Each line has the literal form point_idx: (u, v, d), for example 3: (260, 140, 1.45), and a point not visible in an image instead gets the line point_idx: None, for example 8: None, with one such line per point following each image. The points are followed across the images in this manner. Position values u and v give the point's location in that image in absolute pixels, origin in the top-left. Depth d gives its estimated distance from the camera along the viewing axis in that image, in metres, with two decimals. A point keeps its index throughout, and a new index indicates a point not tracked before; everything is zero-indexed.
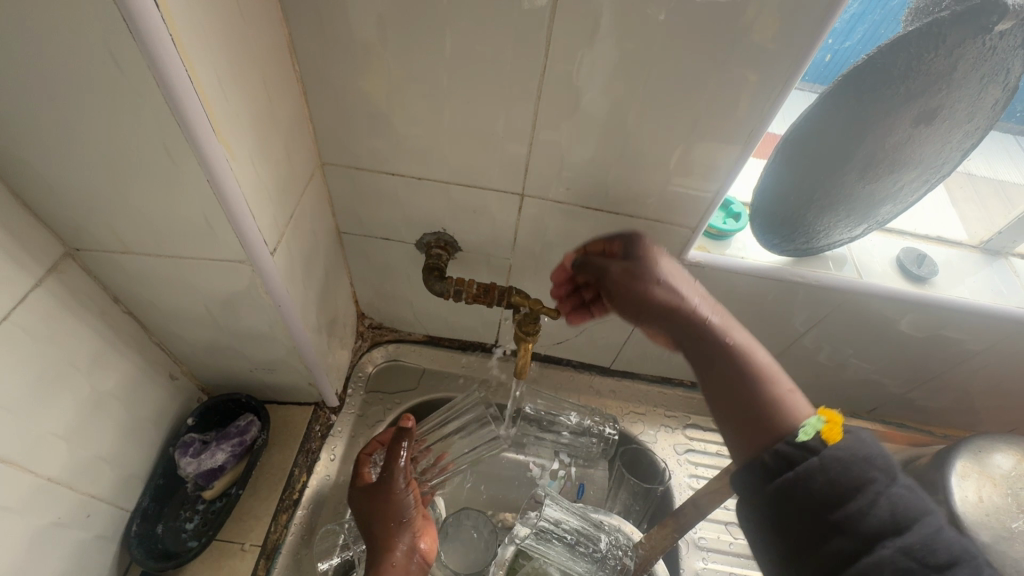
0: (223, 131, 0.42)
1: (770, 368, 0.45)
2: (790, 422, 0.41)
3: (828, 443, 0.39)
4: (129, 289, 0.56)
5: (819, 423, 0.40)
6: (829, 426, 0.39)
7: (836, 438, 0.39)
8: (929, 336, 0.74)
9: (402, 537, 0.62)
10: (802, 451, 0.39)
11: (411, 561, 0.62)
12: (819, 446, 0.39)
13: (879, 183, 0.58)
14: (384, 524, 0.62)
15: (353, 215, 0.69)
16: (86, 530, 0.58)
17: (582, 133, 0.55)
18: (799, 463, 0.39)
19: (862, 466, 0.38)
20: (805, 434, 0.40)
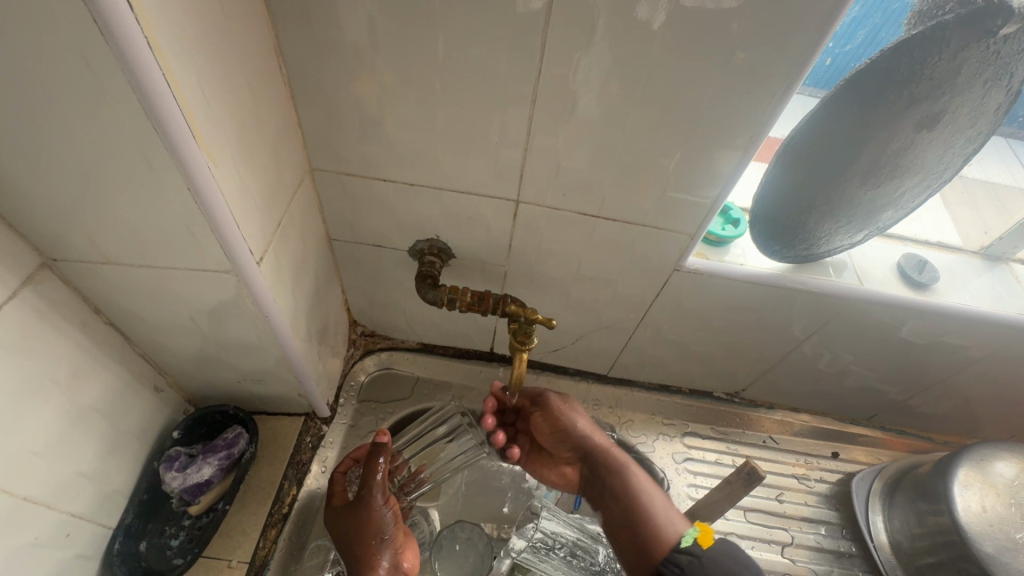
0: (204, 138, 0.40)
1: (658, 498, 0.61)
2: (670, 529, 0.56)
3: (704, 548, 0.51)
4: (110, 300, 0.54)
5: (696, 532, 0.54)
6: (703, 534, 0.53)
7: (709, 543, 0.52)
8: (930, 343, 0.73)
9: (384, 555, 0.61)
10: (684, 554, 0.52)
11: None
12: (697, 551, 0.52)
13: (881, 190, 0.57)
14: (365, 543, 0.60)
15: (344, 221, 0.68)
16: (66, 549, 0.56)
17: (578, 139, 0.54)
18: (683, 565, 0.51)
19: (730, 565, 0.50)
20: (686, 541, 0.53)
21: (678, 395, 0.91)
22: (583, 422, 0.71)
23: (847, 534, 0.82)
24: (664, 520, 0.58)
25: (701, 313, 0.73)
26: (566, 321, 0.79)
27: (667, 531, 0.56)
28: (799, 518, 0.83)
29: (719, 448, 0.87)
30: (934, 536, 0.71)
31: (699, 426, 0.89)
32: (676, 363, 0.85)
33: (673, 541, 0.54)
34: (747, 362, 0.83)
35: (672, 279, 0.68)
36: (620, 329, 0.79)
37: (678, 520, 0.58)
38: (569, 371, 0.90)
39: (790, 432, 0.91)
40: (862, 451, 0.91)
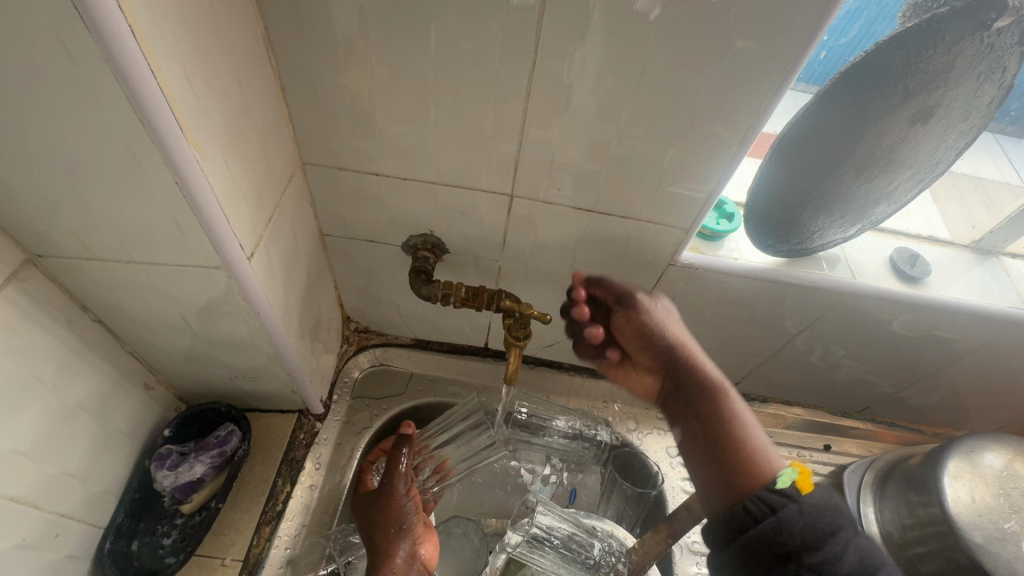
0: (191, 130, 0.39)
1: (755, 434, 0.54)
2: (767, 473, 0.50)
3: (803, 492, 0.47)
4: (97, 297, 0.53)
5: (794, 474, 0.49)
6: (802, 477, 0.49)
7: (808, 489, 0.48)
8: (921, 336, 0.74)
9: (401, 544, 0.61)
10: (782, 495, 0.47)
11: (412, 569, 0.60)
12: (795, 494, 0.47)
13: (874, 182, 0.57)
14: (384, 530, 0.61)
15: (336, 216, 0.67)
16: (55, 549, 0.55)
17: (573, 131, 0.53)
18: (781, 508, 0.47)
19: (828, 517, 0.46)
20: (782, 481, 0.48)
21: None
22: (673, 327, 0.61)
23: None
24: (761, 449, 0.52)
25: (696, 307, 0.73)
26: (561, 316, 0.78)
27: (764, 466, 0.51)
28: None
29: None
30: (924, 526, 0.71)
31: None
32: None
33: (769, 479, 0.49)
34: (740, 356, 0.83)
35: (666, 273, 0.68)
36: None
37: (775, 453, 0.52)
38: (564, 366, 0.90)
39: (782, 425, 0.92)
40: (854, 443, 0.92)
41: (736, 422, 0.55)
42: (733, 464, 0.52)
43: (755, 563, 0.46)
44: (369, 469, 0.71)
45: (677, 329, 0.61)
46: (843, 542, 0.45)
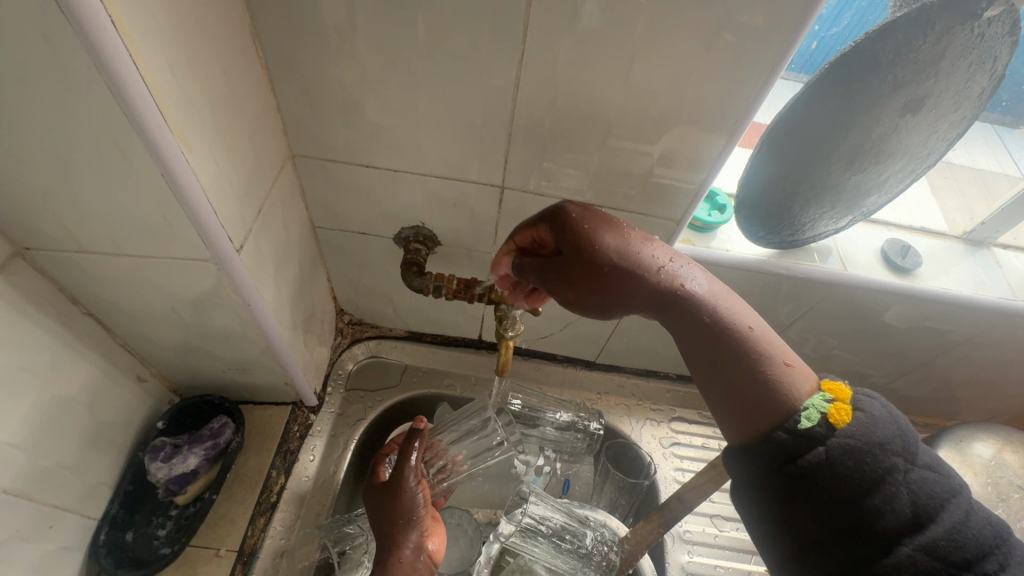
0: (176, 121, 0.39)
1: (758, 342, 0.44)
2: (790, 401, 0.41)
3: (837, 429, 0.38)
4: (88, 290, 0.53)
5: (825, 401, 0.40)
6: (836, 409, 0.39)
7: (846, 420, 0.39)
8: (912, 327, 0.74)
9: (410, 535, 0.60)
10: (809, 438, 0.39)
11: (420, 562, 0.59)
12: (826, 432, 0.39)
13: (864, 173, 0.57)
14: (394, 521, 0.61)
15: (327, 208, 0.67)
16: (50, 540, 0.55)
17: (563, 121, 0.53)
18: (808, 455, 0.38)
19: (882, 456, 0.37)
20: (807, 420, 0.39)
21: (666, 380, 0.91)
22: (610, 243, 0.48)
23: None
24: (777, 365, 0.43)
25: None
26: (553, 308, 0.78)
27: (782, 387, 0.41)
28: None
29: (705, 432, 0.88)
30: None
31: (686, 410, 0.90)
32: (663, 349, 0.85)
33: (794, 404, 0.41)
34: None
35: None
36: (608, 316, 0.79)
37: (785, 364, 0.43)
38: (558, 358, 0.90)
39: None
40: None
41: (739, 340, 0.44)
42: (749, 396, 0.42)
43: (797, 515, 0.39)
44: (381, 460, 0.70)
45: (613, 240, 0.48)
46: (899, 482, 0.37)
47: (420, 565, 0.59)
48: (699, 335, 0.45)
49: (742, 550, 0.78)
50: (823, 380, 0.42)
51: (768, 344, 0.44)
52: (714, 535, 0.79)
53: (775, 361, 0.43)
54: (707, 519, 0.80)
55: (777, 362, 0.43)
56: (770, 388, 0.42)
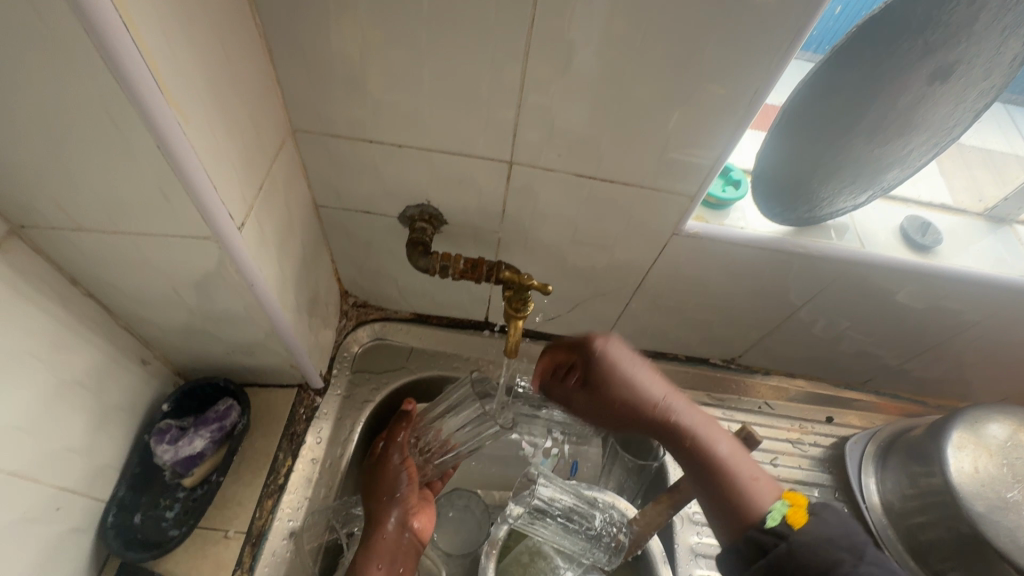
0: (171, 89, 0.37)
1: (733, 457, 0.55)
2: (759, 509, 0.50)
3: (794, 528, 0.47)
4: (86, 270, 0.52)
5: (784, 506, 0.49)
6: (794, 511, 0.49)
7: (801, 522, 0.48)
8: (927, 308, 0.73)
9: (392, 513, 0.65)
10: (772, 536, 0.48)
11: (404, 538, 0.65)
12: (784, 531, 0.48)
13: (888, 147, 0.55)
14: (379, 499, 0.66)
15: (330, 186, 0.65)
16: (59, 522, 0.55)
17: (574, 92, 0.51)
18: (770, 548, 0.48)
19: (828, 549, 0.45)
20: (772, 519, 0.49)
21: (674, 362, 0.90)
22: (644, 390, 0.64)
23: (839, 497, 0.83)
24: (747, 484, 0.53)
25: (699, 279, 0.72)
26: (562, 289, 0.77)
27: (751, 504, 0.51)
28: (793, 481, 0.83)
29: (714, 414, 0.87)
30: (926, 496, 0.71)
31: (694, 392, 0.89)
32: (673, 329, 0.84)
33: (759, 516, 0.50)
34: (743, 328, 0.82)
35: (670, 244, 0.66)
36: (616, 298, 0.78)
37: (759, 483, 0.53)
38: (565, 340, 0.89)
39: (784, 397, 0.91)
40: (855, 415, 0.91)
41: (715, 465, 0.55)
42: (723, 497, 0.53)
43: None
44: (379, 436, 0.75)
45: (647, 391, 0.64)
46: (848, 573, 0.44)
47: (404, 540, 0.65)
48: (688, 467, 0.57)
49: None
50: (790, 491, 0.50)
51: (740, 462, 0.55)
52: None
53: (745, 476, 0.54)
54: None
55: (745, 480, 0.53)
56: (741, 497, 0.52)
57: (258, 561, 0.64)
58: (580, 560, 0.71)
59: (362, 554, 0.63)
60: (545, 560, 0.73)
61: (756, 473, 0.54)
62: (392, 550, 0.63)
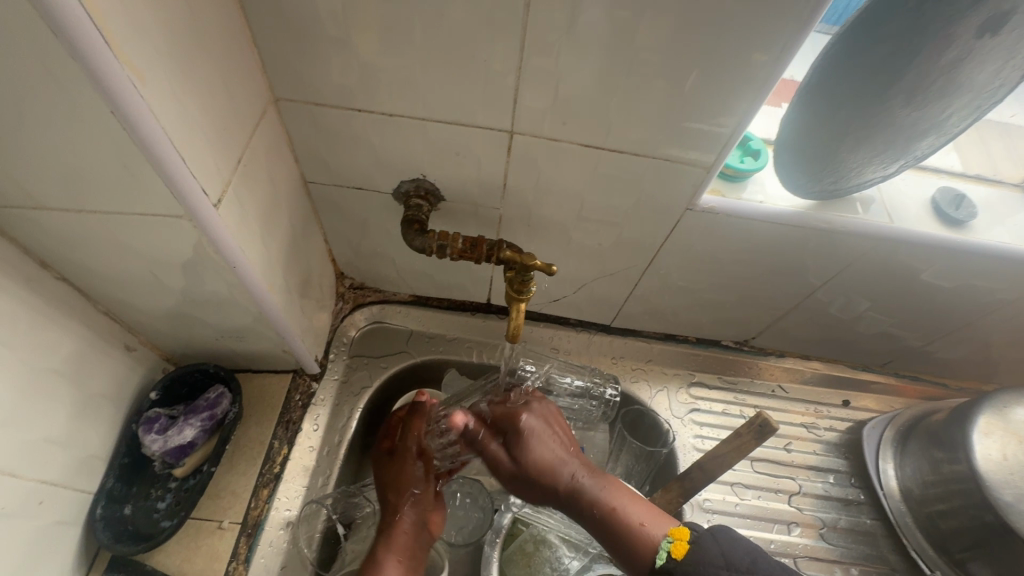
0: (123, 47, 0.33)
1: (629, 509, 0.55)
2: (651, 548, 0.52)
3: (677, 562, 0.50)
4: (56, 251, 0.48)
5: (669, 543, 0.51)
6: (677, 543, 0.51)
7: (682, 553, 0.51)
8: (956, 287, 0.68)
9: (410, 512, 0.64)
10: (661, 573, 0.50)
11: (419, 537, 0.63)
12: (672, 566, 0.50)
13: (925, 113, 0.49)
14: (398, 493, 0.65)
15: (319, 161, 0.61)
16: (42, 516, 0.53)
17: (580, 51, 0.46)
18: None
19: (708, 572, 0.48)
20: (661, 558, 0.51)
21: (684, 344, 0.87)
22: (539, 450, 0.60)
23: (855, 482, 0.80)
24: (638, 525, 0.54)
25: (712, 257, 0.68)
26: (567, 269, 0.73)
27: (645, 545, 0.52)
28: (806, 466, 0.81)
29: (725, 398, 0.84)
30: (948, 483, 0.68)
31: (704, 375, 0.85)
32: (683, 311, 0.80)
33: (650, 557, 0.51)
34: (757, 309, 0.78)
35: (683, 220, 0.62)
36: (625, 278, 0.74)
37: (652, 522, 0.54)
38: (571, 322, 0.85)
39: (799, 380, 0.88)
40: (872, 398, 0.88)
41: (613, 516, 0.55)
42: (621, 541, 0.54)
43: None
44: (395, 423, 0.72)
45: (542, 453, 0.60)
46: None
47: (418, 538, 0.63)
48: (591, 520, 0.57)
49: (763, 519, 0.75)
50: (674, 525, 0.53)
51: (632, 507, 0.56)
52: (735, 503, 0.76)
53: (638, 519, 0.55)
54: (727, 488, 0.77)
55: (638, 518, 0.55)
56: (635, 548, 0.53)
57: (254, 552, 0.62)
58: (588, 549, 0.70)
59: (381, 550, 0.60)
60: (550, 549, 0.70)
61: (649, 513, 0.55)
62: (411, 546, 0.62)
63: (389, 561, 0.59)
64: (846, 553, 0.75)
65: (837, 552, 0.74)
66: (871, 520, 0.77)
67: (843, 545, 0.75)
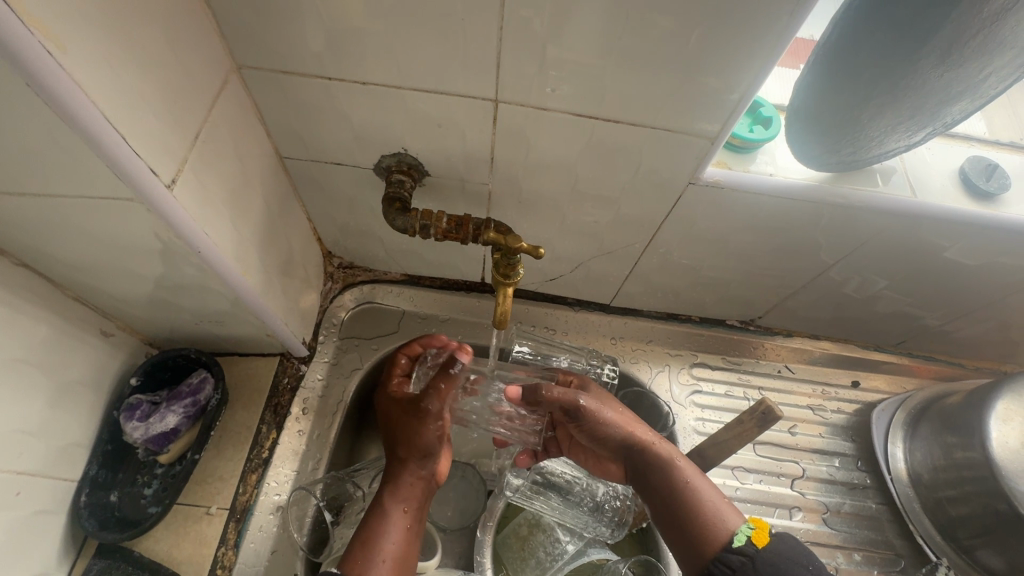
0: (30, 7, 0.29)
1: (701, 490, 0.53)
2: (726, 530, 0.49)
3: (758, 548, 0.46)
4: (11, 238, 0.46)
5: (749, 528, 0.48)
6: (758, 531, 0.48)
7: (764, 542, 0.47)
8: (981, 265, 0.64)
9: (425, 465, 0.57)
10: (737, 555, 0.46)
11: (428, 487, 0.58)
12: (751, 551, 0.46)
13: (958, 73, 0.43)
14: (410, 449, 0.57)
15: (293, 134, 0.57)
16: (22, 506, 0.52)
17: (570, 7, 0.41)
18: (736, 568, 0.46)
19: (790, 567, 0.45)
20: (739, 539, 0.48)
21: (687, 324, 0.83)
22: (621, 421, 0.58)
23: (862, 466, 0.78)
24: (713, 507, 0.51)
25: (717, 234, 0.63)
26: (562, 247, 0.69)
27: (719, 530, 0.49)
28: (811, 450, 0.78)
29: (729, 380, 0.81)
30: (959, 470, 0.65)
31: (708, 356, 0.82)
32: (687, 290, 0.76)
33: (725, 538, 0.48)
34: (765, 288, 0.74)
35: (685, 195, 0.58)
36: (624, 256, 0.70)
37: (728, 507, 0.51)
38: (568, 302, 0.82)
39: (807, 360, 0.84)
40: (883, 379, 0.84)
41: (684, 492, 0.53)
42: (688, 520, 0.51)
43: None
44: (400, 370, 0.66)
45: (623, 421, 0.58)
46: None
47: (427, 488, 0.58)
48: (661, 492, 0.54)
49: (764, 503, 0.73)
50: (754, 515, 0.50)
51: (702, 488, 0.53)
52: (735, 488, 0.74)
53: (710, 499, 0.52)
54: (727, 472, 0.75)
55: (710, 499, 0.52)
56: (709, 530, 0.49)
57: (243, 537, 0.62)
58: (582, 533, 0.68)
59: (387, 498, 0.55)
60: (544, 533, 0.69)
61: (722, 497, 0.52)
62: (419, 497, 0.56)
63: (396, 512, 0.54)
64: (849, 538, 0.73)
65: (840, 537, 0.72)
66: (877, 504, 0.75)
67: (846, 530, 0.73)
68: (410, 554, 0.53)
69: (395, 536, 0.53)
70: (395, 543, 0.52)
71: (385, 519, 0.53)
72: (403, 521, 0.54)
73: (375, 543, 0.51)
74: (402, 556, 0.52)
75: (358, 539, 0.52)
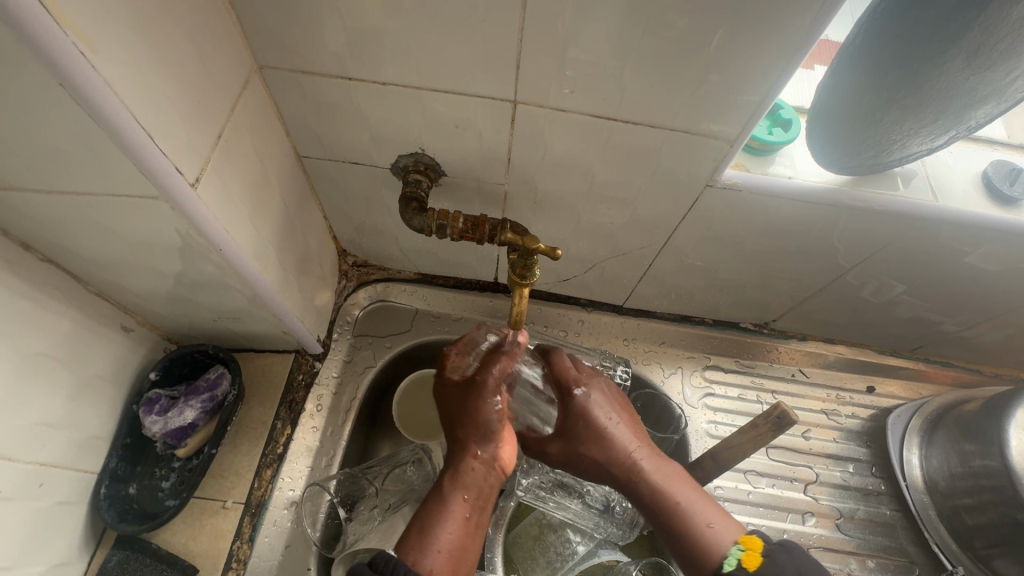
0: (63, 9, 0.29)
1: (690, 509, 0.51)
2: (715, 552, 0.48)
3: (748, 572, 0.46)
4: (38, 235, 0.47)
5: (740, 551, 0.47)
6: (749, 553, 0.47)
7: (755, 564, 0.46)
8: (1004, 270, 0.63)
9: (484, 447, 0.53)
10: None
11: (490, 474, 0.53)
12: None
13: (984, 76, 0.42)
14: (470, 430, 0.53)
15: (311, 134, 0.57)
16: (45, 496, 0.53)
17: (591, 9, 0.41)
18: None
19: None
20: (728, 564, 0.47)
21: (701, 327, 0.83)
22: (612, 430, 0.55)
23: (876, 472, 0.77)
24: (703, 527, 0.50)
25: (734, 236, 0.63)
26: (576, 248, 0.69)
27: (708, 553, 0.48)
28: (824, 455, 0.77)
29: (742, 383, 0.80)
30: (978, 478, 0.64)
31: (722, 358, 0.82)
32: (701, 292, 0.76)
33: (716, 563, 0.48)
34: (781, 291, 0.73)
35: (703, 197, 0.57)
36: (638, 258, 0.69)
37: (719, 524, 0.50)
38: (581, 303, 0.82)
39: (821, 364, 0.83)
40: (899, 384, 0.83)
41: (674, 509, 0.51)
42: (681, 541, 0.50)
43: None
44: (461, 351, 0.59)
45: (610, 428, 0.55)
46: None
47: (490, 479, 0.53)
48: (655, 510, 0.52)
49: (777, 508, 0.73)
50: (747, 534, 0.49)
51: (694, 506, 0.51)
52: (748, 492, 0.74)
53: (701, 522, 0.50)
54: (740, 476, 0.74)
55: (700, 522, 0.50)
56: (698, 552, 0.49)
57: (258, 532, 0.62)
58: (593, 534, 0.68)
59: (446, 485, 0.51)
60: (555, 533, 0.69)
61: (714, 517, 0.50)
62: (480, 486, 0.52)
63: (454, 501, 0.50)
64: (863, 545, 0.72)
65: (853, 543, 0.72)
66: (891, 511, 0.74)
67: (860, 536, 0.72)
68: (468, 550, 0.48)
69: (451, 527, 0.48)
70: (451, 534, 0.48)
71: (443, 506, 0.50)
72: (462, 510, 0.50)
73: (429, 533, 0.48)
74: (459, 549, 0.48)
75: (414, 527, 0.49)
